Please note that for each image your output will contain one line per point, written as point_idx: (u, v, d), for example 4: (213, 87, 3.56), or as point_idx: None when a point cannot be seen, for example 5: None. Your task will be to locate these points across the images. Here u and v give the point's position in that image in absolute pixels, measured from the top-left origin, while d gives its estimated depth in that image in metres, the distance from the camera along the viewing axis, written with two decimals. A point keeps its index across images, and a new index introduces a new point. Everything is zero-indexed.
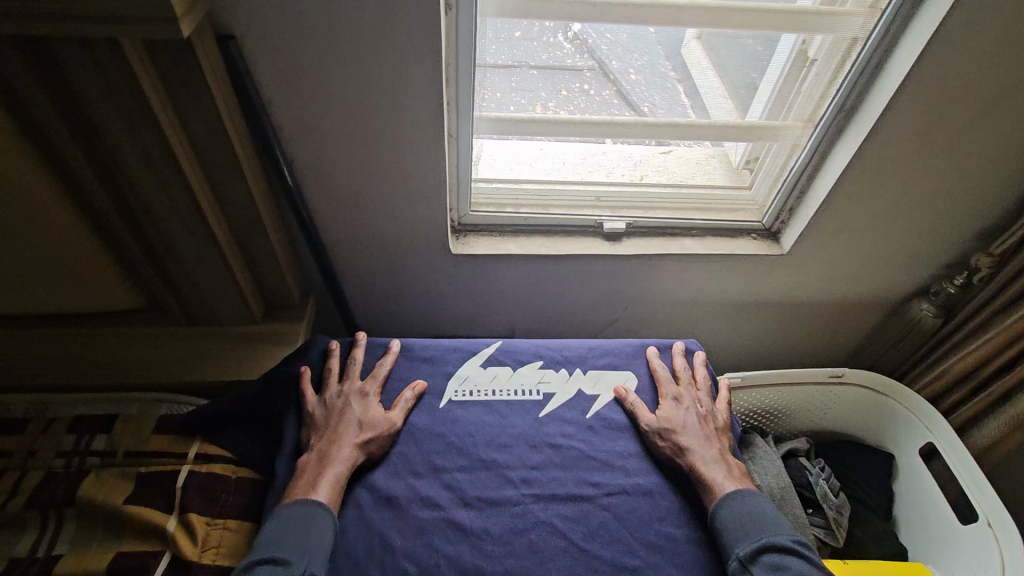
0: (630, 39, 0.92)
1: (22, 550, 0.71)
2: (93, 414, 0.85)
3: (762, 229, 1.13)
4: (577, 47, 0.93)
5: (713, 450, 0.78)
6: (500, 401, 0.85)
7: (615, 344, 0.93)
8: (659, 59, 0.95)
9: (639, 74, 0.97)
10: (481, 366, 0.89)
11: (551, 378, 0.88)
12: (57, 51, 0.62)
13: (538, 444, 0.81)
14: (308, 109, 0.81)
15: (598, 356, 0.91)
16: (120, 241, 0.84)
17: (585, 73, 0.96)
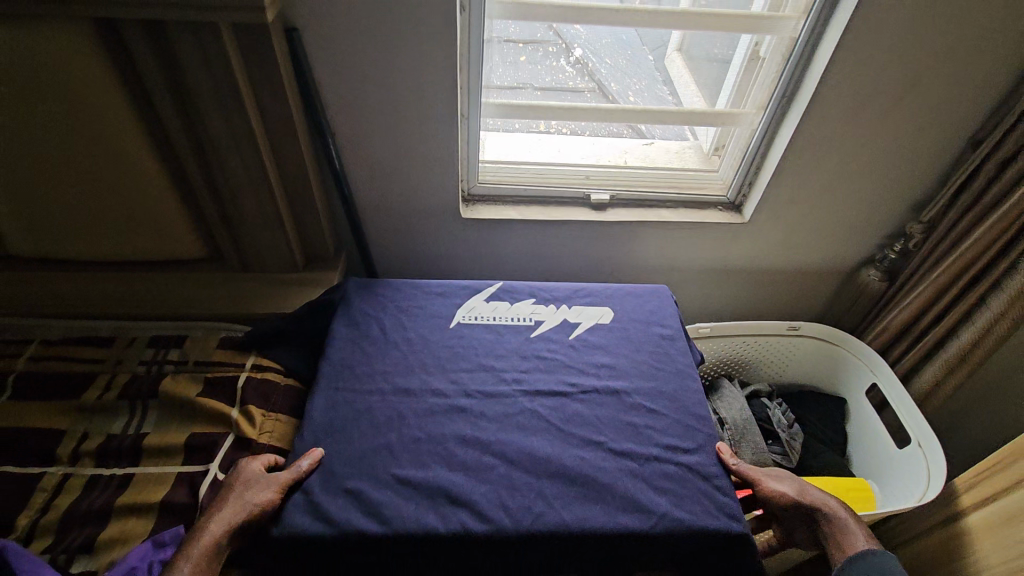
0: (630, 64, 1.20)
1: (117, 429, 0.89)
2: (165, 335, 1.03)
3: (727, 202, 1.32)
4: (579, 70, 1.19)
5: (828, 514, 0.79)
6: (500, 324, 1.04)
7: (596, 288, 1.11)
8: (657, 82, 1.22)
9: (637, 95, 1.22)
10: (485, 300, 1.08)
11: (541, 310, 1.07)
12: (172, 33, 0.83)
13: (527, 354, 0.98)
14: (348, 88, 1.01)
15: (581, 296, 1.09)
16: (194, 194, 1.04)
17: (586, 93, 1.20)
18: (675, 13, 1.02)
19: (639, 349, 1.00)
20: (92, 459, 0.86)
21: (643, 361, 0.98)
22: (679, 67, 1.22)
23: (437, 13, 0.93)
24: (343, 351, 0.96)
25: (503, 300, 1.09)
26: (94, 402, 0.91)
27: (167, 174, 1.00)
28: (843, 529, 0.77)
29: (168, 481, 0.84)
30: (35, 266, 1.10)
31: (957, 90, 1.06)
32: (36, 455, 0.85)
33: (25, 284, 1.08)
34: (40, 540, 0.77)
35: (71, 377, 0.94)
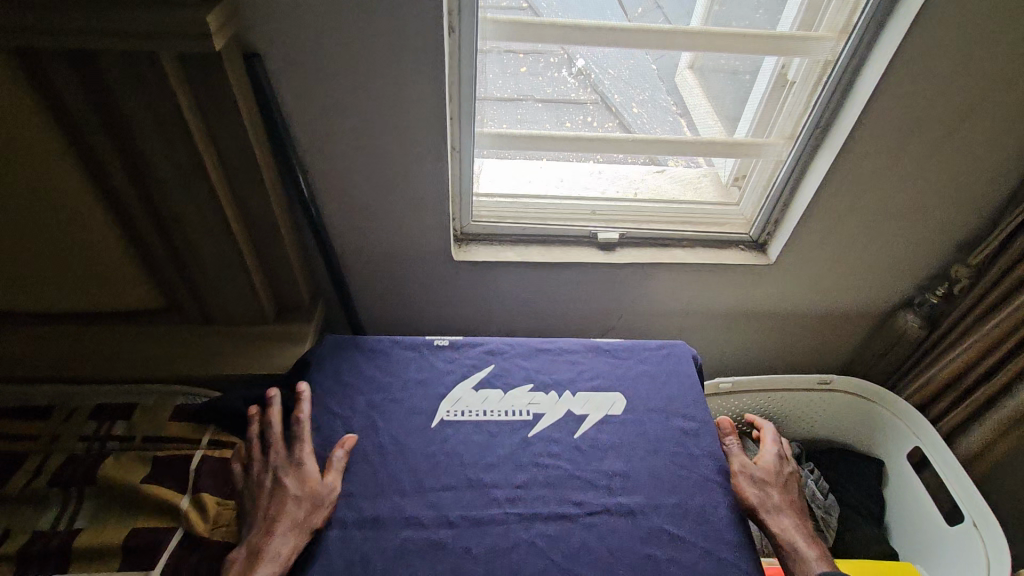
0: (631, 74, 1.04)
1: (44, 524, 0.76)
2: (111, 404, 0.90)
3: (750, 240, 1.18)
4: (581, 81, 1.05)
5: (789, 526, 0.76)
6: (492, 421, 0.87)
7: (604, 366, 0.95)
8: (660, 92, 1.06)
9: (641, 108, 1.08)
10: (474, 388, 0.91)
11: (540, 399, 0.91)
12: (106, 64, 0.70)
13: (525, 464, 0.82)
14: (322, 123, 0.89)
15: (587, 378, 0.94)
16: (146, 239, 0.91)
17: (589, 106, 1.06)
18: (689, 36, 0.90)
19: (657, 450, 0.84)
20: (9, 566, 0.72)
21: (661, 464, 0.83)
22: (693, 87, 1.05)
23: (422, 37, 0.80)
24: (316, 431, 0.84)
25: (495, 386, 0.92)
26: (21, 491, 0.78)
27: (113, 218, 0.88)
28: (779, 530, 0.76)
29: None
30: None
31: (1015, 122, 0.94)
32: None
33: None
34: None
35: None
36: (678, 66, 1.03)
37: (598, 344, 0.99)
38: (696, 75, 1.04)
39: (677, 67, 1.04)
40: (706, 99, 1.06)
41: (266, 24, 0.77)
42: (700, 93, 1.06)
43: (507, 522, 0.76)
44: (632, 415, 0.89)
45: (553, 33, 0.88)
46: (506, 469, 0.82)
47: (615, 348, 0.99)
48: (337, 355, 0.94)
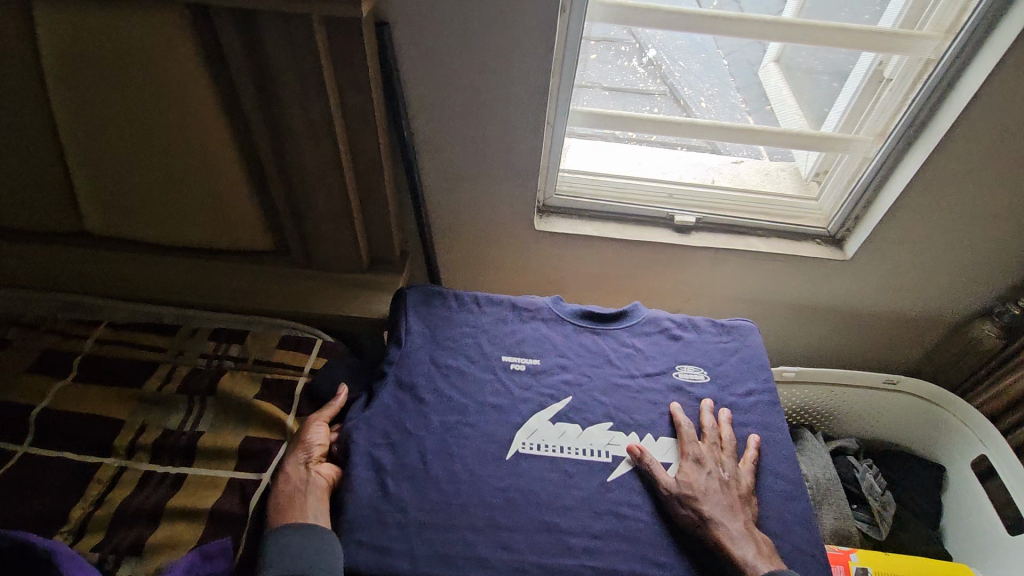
0: (701, 68, 1.12)
1: (173, 424, 0.87)
2: (228, 329, 1.02)
3: (827, 235, 1.19)
4: (651, 72, 1.11)
5: (737, 524, 0.71)
6: (569, 460, 0.79)
7: (688, 409, 0.87)
8: (729, 90, 1.13)
9: (709, 103, 1.13)
10: (550, 421, 0.83)
11: (621, 440, 0.82)
12: (261, 24, 0.79)
13: (603, 511, 0.75)
14: (433, 88, 0.96)
15: (670, 422, 0.85)
16: (267, 183, 1.01)
17: (656, 97, 1.12)
18: (787, 24, 0.92)
19: None
20: (147, 454, 0.84)
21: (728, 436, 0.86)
22: (777, 83, 1.11)
23: (536, 14, 0.86)
24: (391, 446, 0.78)
25: (572, 420, 0.84)
26: (155, 394, 0.90)
27: (243, 160, 0.98)
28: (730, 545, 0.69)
29: (220, 486, 0.81)
30: (112, 246, 1.13)
31: None
32: (94, 444, 0.84)
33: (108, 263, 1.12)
34: (91, 535, 0.75)
35: (136, 365, 0.94)
36: (762, 61, 1.11)
37: (681, 383, 0.90)
38: (781, 69, 1.11)
39: (763, 59, 1.11)
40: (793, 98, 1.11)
41: None
42: (783, 86, 1.11)
43: (585, 575, 0.69)
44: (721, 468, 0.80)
45: (665, 18, 0.92)
46: (583, 514, 0.74)
47: (701, 392, 0.89)
48: (412, 369, 0.88)
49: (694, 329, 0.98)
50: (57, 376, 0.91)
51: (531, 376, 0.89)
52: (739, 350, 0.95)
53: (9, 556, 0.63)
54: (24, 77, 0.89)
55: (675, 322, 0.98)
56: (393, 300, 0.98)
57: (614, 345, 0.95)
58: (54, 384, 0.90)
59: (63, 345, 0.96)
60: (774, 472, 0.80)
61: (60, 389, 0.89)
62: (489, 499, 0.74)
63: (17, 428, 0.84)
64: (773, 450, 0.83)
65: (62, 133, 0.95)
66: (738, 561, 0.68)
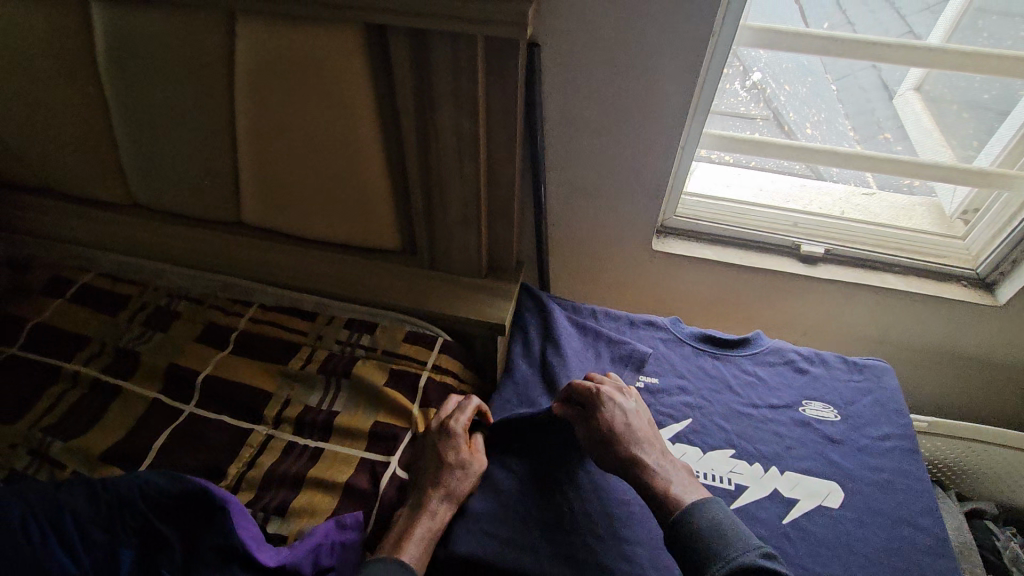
0: (810, 92, 1.10)
1: (313, 401, 0.95)
2: (361, 320, 1.10)
3: (974, 277, 1.10)
4: (753, 95, 1.09)
5: (653, 455, 0.75)
6: None
7: (815, 445, 0.83)
8: (837, 116, 1.11)
9: (815, 129, 1.11)
10: (670, 441, 0.84)
11: (743, 469, 0.80)
12: (431, 43, 0.86)
13: None
14: (572, 106, 0.99)
15: (797, 458, 0.82)
16: (408, 187, 1.09)
17: (759, 121, 1.11)
18: (927, 48, 0.91)
19: None
20: (290, 426, 0.92)
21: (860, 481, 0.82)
22: (913, 107, 1.09)
23: (685, 38, 0.87)
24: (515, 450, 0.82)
25: (692, 444, 0.84)
26: (298, 372, 0.99)
27: (390, 165, 1.06)
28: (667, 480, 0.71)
29: (352, 464, 0.87)
30: (264, 236, 1.25)
31: None
32: (248, 412, 0.93)
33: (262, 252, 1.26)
34: (244, 492, 0.84)
35: (282, 345, 1.04)
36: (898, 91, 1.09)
37: (808, 419, 0.86)
38: (921, 97, 1.09)
39: (901, 88, 1.10)
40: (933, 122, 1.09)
41: (553, 18, 0.90)
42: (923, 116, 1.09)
43: None
44: (854, 513, 0.76)
45: (812, 43, 0.92)
46: None
47: (830, 430, 0.85)
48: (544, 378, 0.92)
49: (822, 364, 0.94)
50: (217, 348, 1.03)
51: (650, 396, 0.89)
52: (873, 391, 0.90)
53: (190, 499, 0.72)
54: (220, 85, 1.03)
55: (801, 355, 0.95)
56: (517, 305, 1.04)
57: (736, 372, 0.93)
58: (215, 353, 1.02)
59: (223, 320, 1.09)
60: (915, 524, 0.75)
61: (221, 359, 1.01)
62: (609, 510, 0.76)
63: (187, 389, 0.96)
64: (913, 500, 0.77)
65: (241, 135, 1.08)
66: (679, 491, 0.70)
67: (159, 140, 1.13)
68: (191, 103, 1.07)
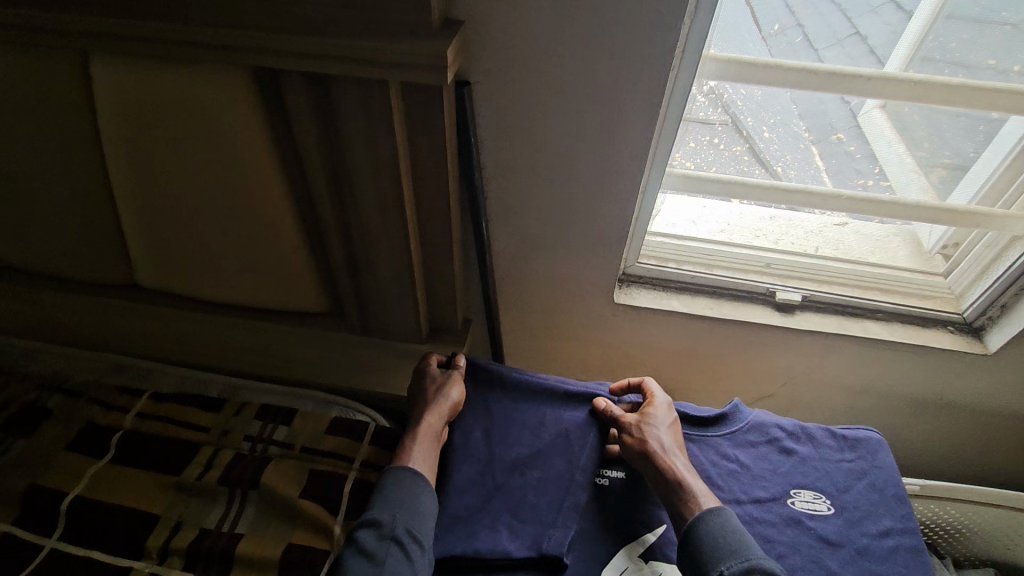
0: (765, 96, 0.94)
1: (211, 522, 0.78)
2: (276, 406, 0.93)
3: (961, 322, 1.01)
4: (712, 100, 0.93)
5: (683, 460, 0.74)
6: None
7: (809, 551, 0.71)
8: (793, 118, 0.96)
9: (772, 133, 0.97)
10: (641, 557, 0.71)
11: None
12: (333, 88, 0.70)
13: None
14: (514, 150, 0.85)
15: (790, 571, 0.70)
16: (327, 248, 0.92)
17: (717, 127, 0.95)
18: (913, 82, 0.80)
19: None
20: (180, 559, 0.75)
21: None
22: (880, 126, 0.95)
23: (641, 75, 0.74)
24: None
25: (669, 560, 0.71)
26: (194, 485, 0.81)
27: (299, 221, 0.90)
28: (690, 483, 0.71)
29: None
30: (163, 303, 1.07)
31: None
32: (128, 543, 0.75)
33: (160, 322, 1.07)
34: None
35: (177, 447, 0.86)
36: (861, 107, 0.96)
37: (799, 516, 0.74)
38: (887, 115, 0.96)
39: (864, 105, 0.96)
40: (901, 141, 0.96)
41: (484, 53, 0.75)
42: (891, 137, 0.95)
43: None
44: None
45: (787, 76, 0.80)
46: None
47: (825, 529, 0.73)
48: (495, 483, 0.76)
49: (809, 441, 0.82)
50: (94, 456, 0.84)
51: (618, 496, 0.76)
52: (867, 473, 0.79)
53: None
54: (84, 136, 0.85)
55: (785, 431, 0.83)
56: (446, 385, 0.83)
57: (714, 458, 0.80)
58: (91, 465, 0.83)
59: (104, 416, 0.90)
60: None
61: (97, 472, 0.82)
62: None
63: (51, 517, 0.77)
64: None
65: (118, 197, 0.91)
66: (699, 494, 0.69)
67: (21, 198, 0.94)
68: (53, 155, 0.88)
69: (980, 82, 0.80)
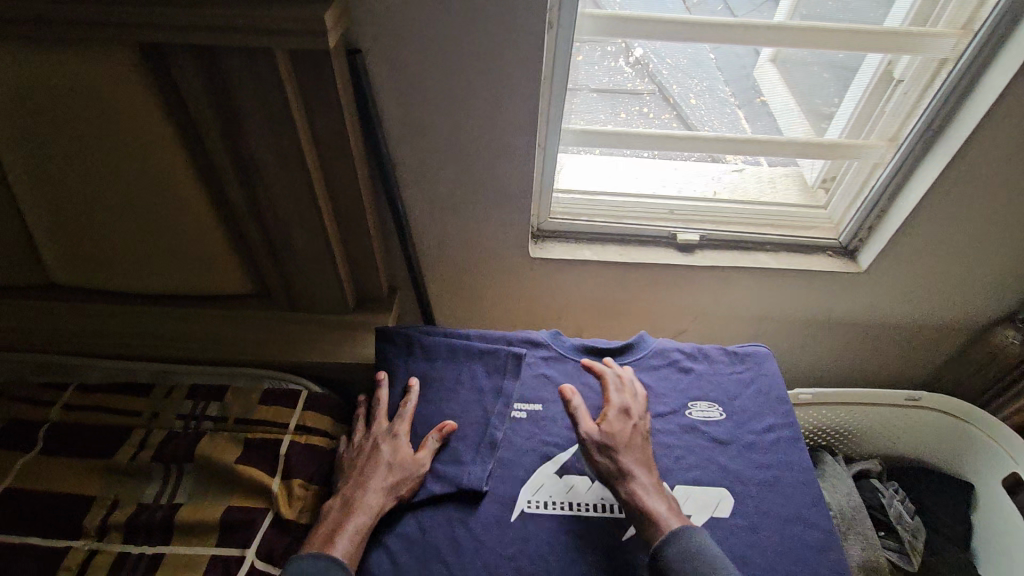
0: (690, 63, 1.00)
1: (149, 497, 0.81)
2: (207, 385, 0.95)
3: (838, 247, 1.13)
4: (639, 71, 1.00)
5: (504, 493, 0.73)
6: (580, 518, 0.73)
7: (703, 450, 0.81)
8: (718, 83, 1.02)
9: (699, 98, 1.03)
10: (555, 473, 0.77)
11: None
12: (224, 61, 0.72)
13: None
14: (413, 115, 0.88)
15: (687, 469, 0.79)
16: (242, 228, 0.94)
17: (646, 96, 1.02)
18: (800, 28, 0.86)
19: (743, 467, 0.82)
20: (120, 533, 0.77)
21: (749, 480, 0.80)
22: (772, 79, 1.00)
23: (521, 33, 0.79)
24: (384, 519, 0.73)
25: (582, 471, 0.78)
26: (128, 465, 0.83)
27: (210, 199, 0.90)
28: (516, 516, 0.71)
29: (200, 567, 0.74)
30: (81, 299, 1.05)
31: None
32: (63, 525, 0.77)
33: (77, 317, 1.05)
34: None
35: (108, 433, 0.87)
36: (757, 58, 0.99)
37: (695, 423, 0.84)
38: (777, 67, 0.99)
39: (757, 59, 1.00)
40: (791, 94, 1.00)
41: (369, 20, 0.78)
42: (780, 86, 1.00)
43: None
44: (745, 520, 0.74)
45: (669, 27, 0.87)
46: None
47: (717, 431, 0.83)
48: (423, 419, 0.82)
49: (705, 360, 0.92)
50: (22, 450, 0.84)
51: (534, 424, 0.83)
52: (756, 381, 0.89)
53: None
54: None
55: (684, 353, 0.92)
56: (375, 346, 0.92)
57: None
58: (18, 458, 0.83)
59: (28, 412, 0.89)
60: (805, 520, 0.74)
61: (26, 464, 0.83)
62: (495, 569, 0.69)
63: None
64: (801, 493, 0.76)
65: (13, 187, 0.89)
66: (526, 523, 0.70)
67: None
68: None
69: (844, 24, 0.86)
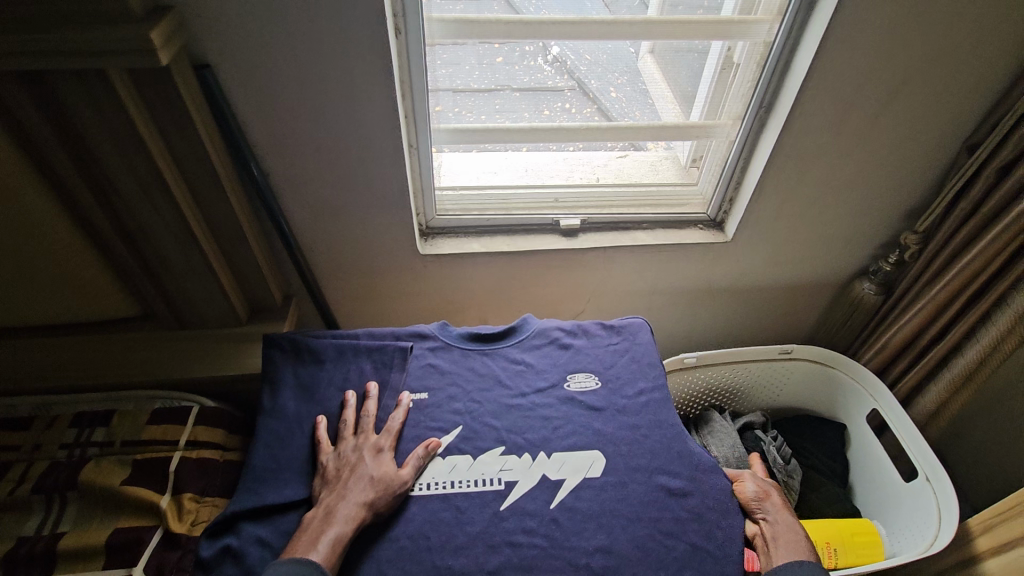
0: (608, 58, 1.01)
1: (29, 530, 0.79)
2: (92, 411, 0.94)
3: (707, 219, 1.22)
4: (559, 68, 1.01)
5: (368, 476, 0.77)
6: (460, 494, 0.77)
7: (579, 419, 0.86)
8: (639, 77, 1.03)
9: (619, 92, 1.05)
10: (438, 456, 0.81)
11: (512, 464, 0.81)
12: (59, 85, 0.72)
13: (497, 543, 0.73)
14: (276, 127, 0.90)
15: (563, 437, 0.84)
16: (113, 252, 0.93)
17: (567, 92, 1.04)
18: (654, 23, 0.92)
19: None
20: None
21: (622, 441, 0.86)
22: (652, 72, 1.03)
23: (366, 40, 0.81)
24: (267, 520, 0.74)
25: (464, 452, 0.82)
26: (5, 500, 0.81)
27: (73, 225, 0.87)
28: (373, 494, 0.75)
29: None
30: None
31: (952, 98, 0.96)
32: None
33: None
34: None
35: None
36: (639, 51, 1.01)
37: (572, 394, 0.89)
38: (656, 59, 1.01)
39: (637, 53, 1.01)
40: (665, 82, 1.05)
41: (210, 35, 0.78)
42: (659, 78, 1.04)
43: None
44: (613, 477, 0.80)
45: (522, 28, 0.91)
46: (476, 551, 0.72)
47: (593, 400, 0.89)
48: (321, 421, 0.83)
49: (584, 335, 0.98)
50: None
51: (419, 413, 0.86)
52: (630, 349, 0.96)
53: None
54: None
55: (564, 330, 0.98)
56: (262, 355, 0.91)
57: (504, 365, 0.93)
58: None
59: None
60: (669, 470, 0.80)
61: None
62: (377, 552, 0.71)
63: None
64: (665, 446, 0.83)
65: None
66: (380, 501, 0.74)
67: None
68: None
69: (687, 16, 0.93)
